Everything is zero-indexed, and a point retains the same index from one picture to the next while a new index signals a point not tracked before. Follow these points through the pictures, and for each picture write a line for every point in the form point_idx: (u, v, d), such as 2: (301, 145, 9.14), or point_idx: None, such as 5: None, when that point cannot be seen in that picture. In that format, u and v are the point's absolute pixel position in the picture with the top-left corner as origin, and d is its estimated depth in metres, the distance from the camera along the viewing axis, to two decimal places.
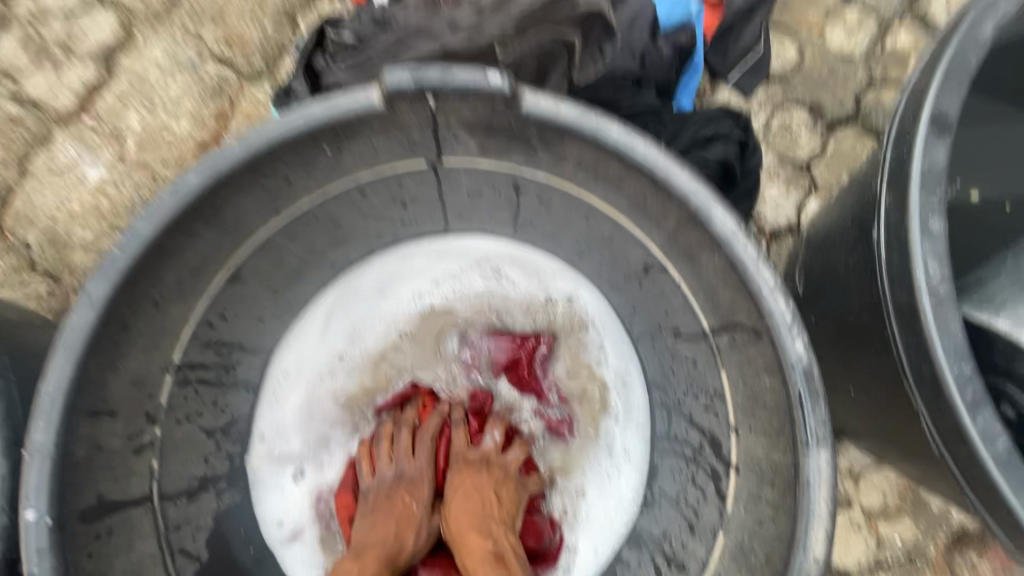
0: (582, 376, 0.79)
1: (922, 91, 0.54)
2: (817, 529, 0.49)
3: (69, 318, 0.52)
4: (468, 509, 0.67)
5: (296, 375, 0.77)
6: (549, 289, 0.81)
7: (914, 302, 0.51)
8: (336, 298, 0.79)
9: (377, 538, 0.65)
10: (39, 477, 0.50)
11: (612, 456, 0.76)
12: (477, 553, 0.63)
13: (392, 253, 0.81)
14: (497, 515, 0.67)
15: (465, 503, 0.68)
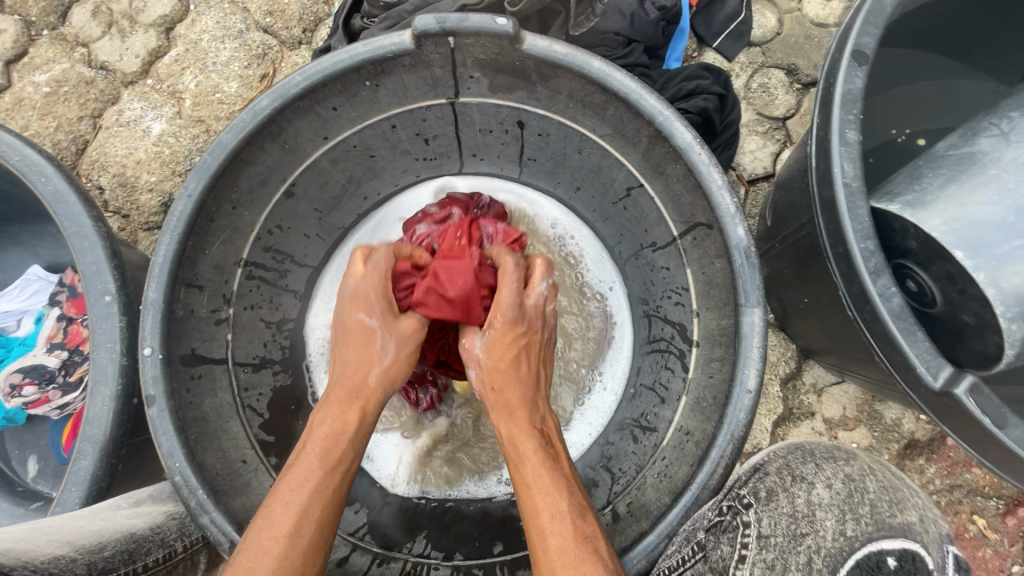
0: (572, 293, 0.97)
1: (848, 31, 0.67)
2: (750, 368, 0.62)
3: (173, 207, 0.67)
4: (513, 382, 0.72)
5: (333, 289, 0.96)
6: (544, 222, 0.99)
7: (834, 196, 0.64)
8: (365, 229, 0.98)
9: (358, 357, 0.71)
10: (153, 324, 0.65)
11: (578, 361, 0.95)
12: (524, 422, 0.68)
13: (411, 193, 1.00)
14: (538, 395, 0.72)
15: (503, 369, 0.72)
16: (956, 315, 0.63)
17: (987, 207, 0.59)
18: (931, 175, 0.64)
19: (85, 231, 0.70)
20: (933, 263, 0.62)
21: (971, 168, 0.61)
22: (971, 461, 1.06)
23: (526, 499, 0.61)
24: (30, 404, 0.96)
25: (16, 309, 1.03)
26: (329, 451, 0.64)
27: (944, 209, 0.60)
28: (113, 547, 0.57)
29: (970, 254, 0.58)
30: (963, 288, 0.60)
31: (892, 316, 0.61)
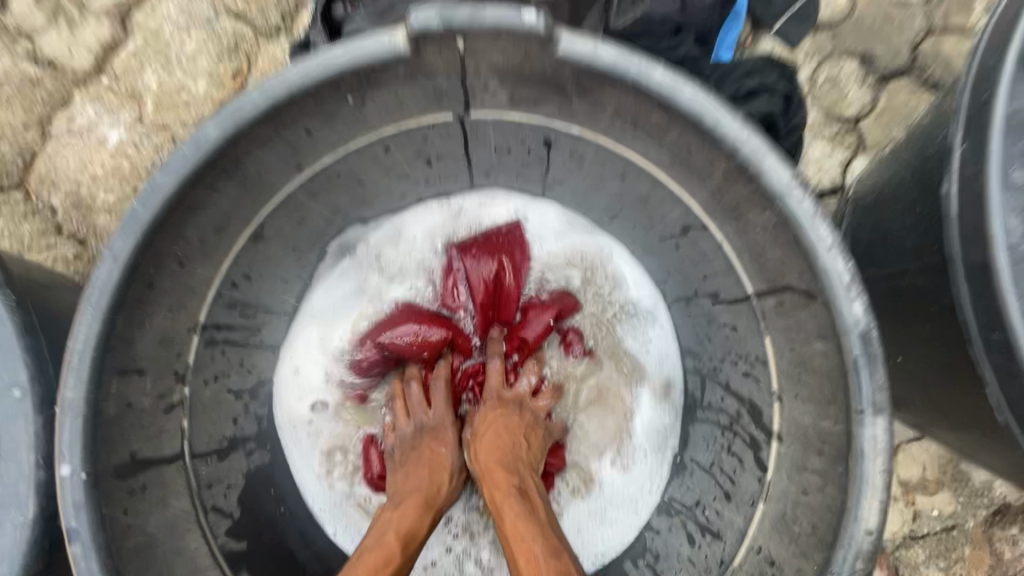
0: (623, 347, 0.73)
1: (1010, 26, 0.48)
2: (870, 499, 0.46)
3: (94, 273, 0.51)
4: (496, 446, 0.62)
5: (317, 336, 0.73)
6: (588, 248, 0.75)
7: (989, 261, 0.47)
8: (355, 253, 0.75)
9: (413, 487, 0.62)
10: (71, 434, 0.50)
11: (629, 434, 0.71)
12: (501, 487, 0.59)
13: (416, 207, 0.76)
14: (525, 458, 0.63)
15: (488, 436, 0.64)
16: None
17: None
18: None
19: None
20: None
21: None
22: None
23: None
24: None
25: None
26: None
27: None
28: None
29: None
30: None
31: None
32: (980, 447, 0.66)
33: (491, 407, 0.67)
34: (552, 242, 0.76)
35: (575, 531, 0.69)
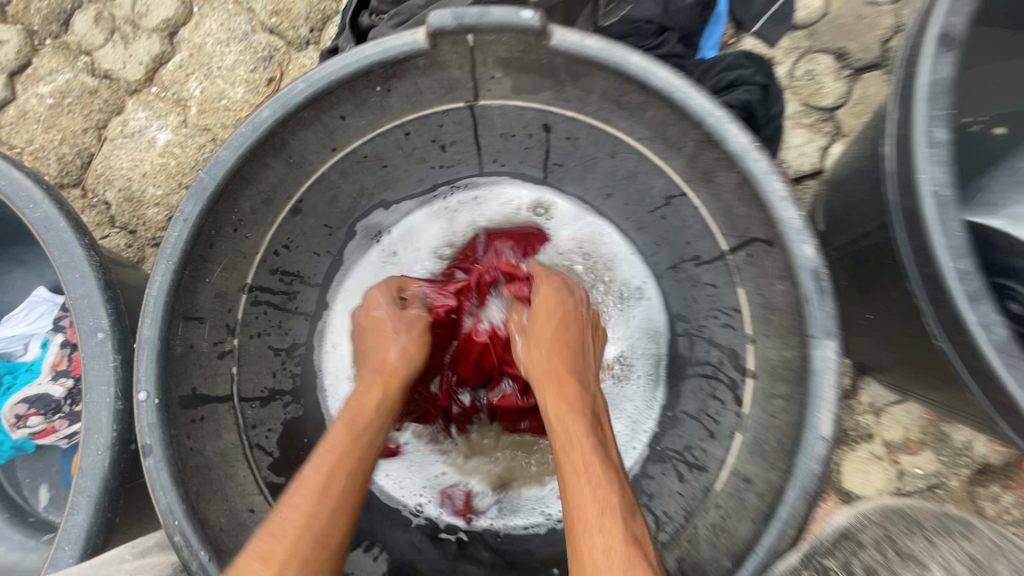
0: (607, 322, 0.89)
1: (931, 12, 0.57)
2: (824, 412, 0.53)
3: (168, 233, 0.61)
4: (557, 350, 0.73)
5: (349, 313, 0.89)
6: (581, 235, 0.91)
7: (920, 206, 0.55)
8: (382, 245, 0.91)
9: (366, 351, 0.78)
10: (148, 365, 0.60)
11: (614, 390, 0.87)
12: (567, 390, 0.69)
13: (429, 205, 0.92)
14: (587, 376, 0.73)
15: (550, 346, 0.73)
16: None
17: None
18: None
19: (74, 260, 0.64)
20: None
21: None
22: None
23: (568, 475, 0.62)
24: (36, 434, 0.92)
25: (23, 332, 1.00)
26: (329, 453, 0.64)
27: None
28: None
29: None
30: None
31: (995, 349, 0.52)
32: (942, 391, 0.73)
33: (551, 292, 0.78)
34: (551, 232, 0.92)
35: None
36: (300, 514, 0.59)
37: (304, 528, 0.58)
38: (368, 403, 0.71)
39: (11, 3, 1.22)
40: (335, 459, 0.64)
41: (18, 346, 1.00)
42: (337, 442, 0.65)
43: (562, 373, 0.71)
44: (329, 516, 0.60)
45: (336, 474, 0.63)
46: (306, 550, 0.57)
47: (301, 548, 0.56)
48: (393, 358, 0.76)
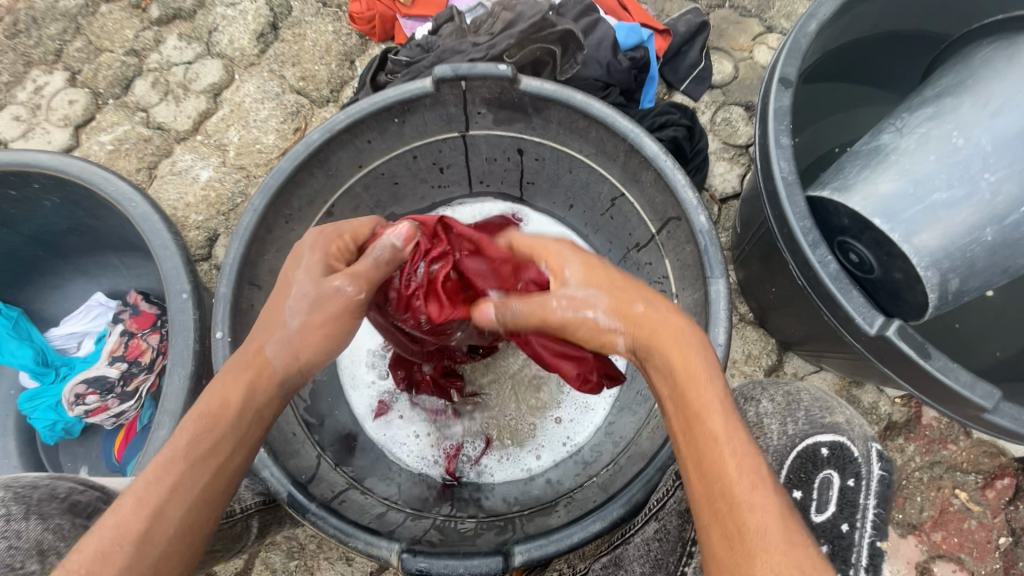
0: None
1: (776, 65, 0.86)
2: (719, 327, 0.75)
3: (241, 219, 0.83)
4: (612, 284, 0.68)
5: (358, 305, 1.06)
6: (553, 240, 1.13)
7: (775, 188, 0.80)
8: None
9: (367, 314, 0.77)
10: (224, 314, 0.79)
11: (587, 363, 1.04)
12: (652, 326, 0.64)
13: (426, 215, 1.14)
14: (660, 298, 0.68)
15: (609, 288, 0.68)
16: (889, 273, 0.81)
17: (893, 182, 0.78)
18: (849, 166, 0.84)
19: (166, 241, 0.86)
20: (863, 233, 0.81)
21: (877, 156, 0.82)
22: (947, 439, 1.15)
23: (705, 466, 0.55)
24: (90, 411, 1.08)
25: (80, 329, 1.17)
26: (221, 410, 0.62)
27: (860, 187, 0.80)
28: None
29: (886, 219, 0.77)
30: (888, 249, 0.78)
31: (830, 278, 0.75)
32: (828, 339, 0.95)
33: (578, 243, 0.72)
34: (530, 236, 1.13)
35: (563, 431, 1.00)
36: (194, 439, 0.59)
37: (207, 459, 0.59)
38: (273, 354, 0.67)
39: (83, 71, 1.49)
40: (236, 385, 0.64)
41: (74, 343, 1.18)
42: (235, 389, 0.63)
43: (678, 333, 0.63)
44: (224, 452, 0.60)
45: (232, 403, 0.62)
46: (195, 483, 0.57)
47: (194, 475, 0.58)
48: (306, 323, 0.69)
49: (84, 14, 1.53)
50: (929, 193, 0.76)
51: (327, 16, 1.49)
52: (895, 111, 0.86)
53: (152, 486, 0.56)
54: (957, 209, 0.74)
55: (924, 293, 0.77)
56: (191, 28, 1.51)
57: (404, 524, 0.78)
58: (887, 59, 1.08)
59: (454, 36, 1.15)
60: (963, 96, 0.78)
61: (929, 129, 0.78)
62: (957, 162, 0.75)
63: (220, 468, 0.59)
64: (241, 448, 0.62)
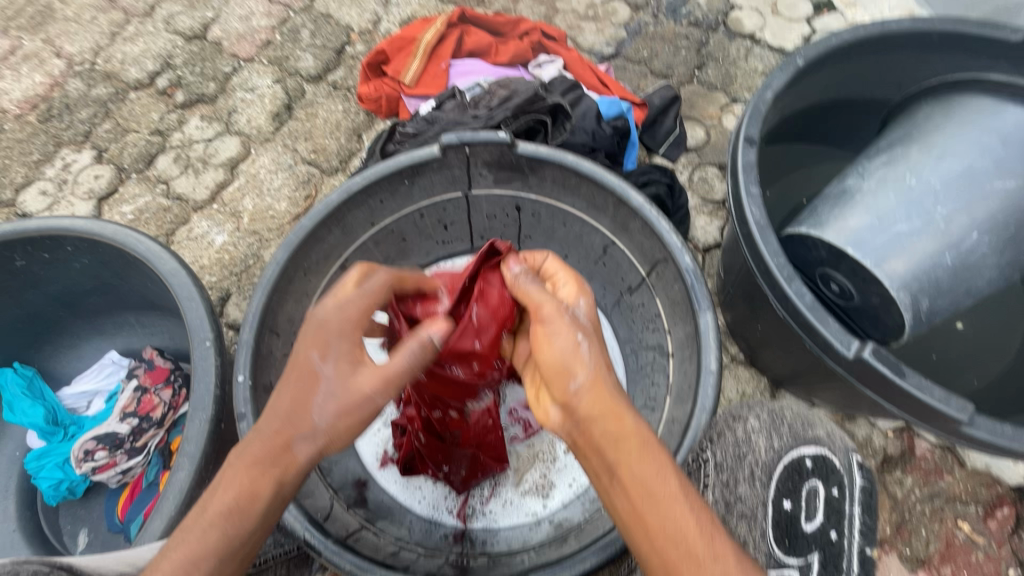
0: None
1: (740, 126, 0.98)
2: (710, 355, 0.81)
3: (265, 271, 0.91)
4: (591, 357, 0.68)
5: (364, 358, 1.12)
6: None
7: (749, 230, 0.90)
8: None
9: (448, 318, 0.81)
10: (246, 358, 0.86)
11: None
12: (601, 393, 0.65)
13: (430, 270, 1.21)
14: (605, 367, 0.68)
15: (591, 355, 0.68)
16: (868, 299, 0.89)
17: (861, 217, 0.88)
18: (821, 206, 0.94)
19: (192, 294, 0.93)
20: (840, 263, 0.89)
21: (844, 197, 0.92)
22: (943, 470, 1.17)
23: (671, 526, 0.56)
24: (97, 469, 1.08)
25: (92, 388, 1.20)
26: (242, 497, 0.61)
27: (833, 223, 0.89)
28: None
29: (858, 249, 0.86)
30: (863, 276, 0.87)
31: (807, 307, 0.83)
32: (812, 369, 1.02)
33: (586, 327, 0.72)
34: None
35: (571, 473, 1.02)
36: (216, 528, 0.60)
37: (226, 546, 0.59)
38: (301, 449, 0.64)
39: (109, 149, 1.61)
40: (262, 482, 0.62)
41: (84, 403, 1.20)
42: (256, 496, 0.61)
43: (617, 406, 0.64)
44: (243, 538, 0.61)
45: (259, 497, 0.62)
46: (215, 567, 0.59)
47: (214, 563, 0.59)
48: (334, 422, 0.66)
49: (115, 100, 1.68)
50: (893, 226, 0.85)
51: (337, 98, 1.66)
52: (856, 159, 0.98)
53: (170, 560, 0.58)
54: (920, 238, 0.84)
55: (901, 313, 0.85)
56: (212, 110, 1.66)
57: (417, 561, 0.83)
58: (844, 122, 1.23)
59: (456, 110, 1.29)
60: (911, 145, 0.91)
61: (886, 172, 0.90)
62: (914, 199, 0.86)
63: (238, 557, 0.60)
64: (260, 536, 0.63)
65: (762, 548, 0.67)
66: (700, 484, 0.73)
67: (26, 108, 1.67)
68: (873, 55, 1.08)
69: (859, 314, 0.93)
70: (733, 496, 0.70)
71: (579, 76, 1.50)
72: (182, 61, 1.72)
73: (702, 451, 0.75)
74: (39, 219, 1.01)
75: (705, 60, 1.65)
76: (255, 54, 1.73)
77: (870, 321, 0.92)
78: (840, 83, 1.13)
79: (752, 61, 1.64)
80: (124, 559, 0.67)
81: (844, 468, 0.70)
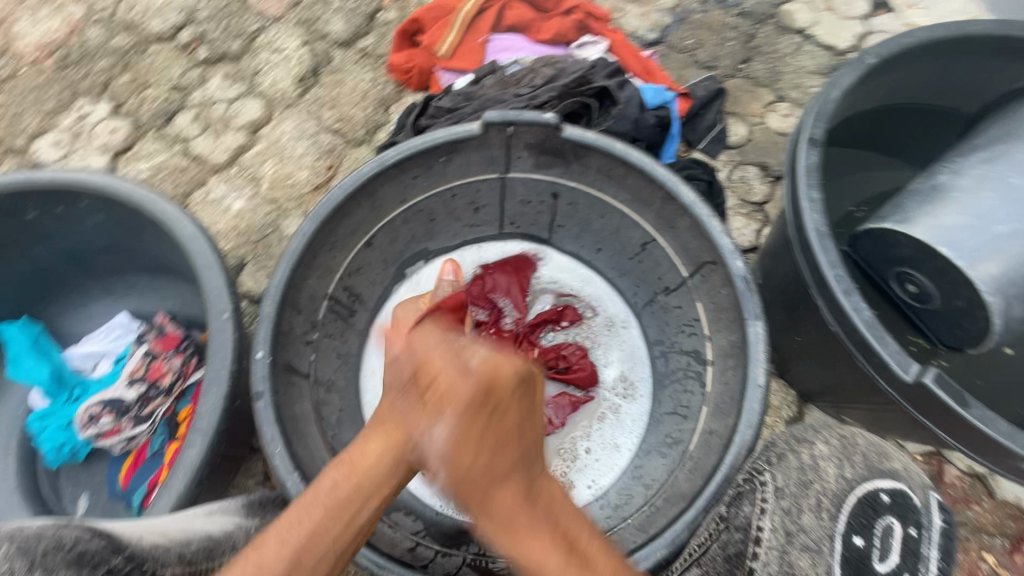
0: (597, 352, 1.12)
1: (803, 124, 0.92)
2: (758, 367, 0.78)
3: (289, 244, 0.86)
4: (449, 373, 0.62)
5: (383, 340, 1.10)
6: (575, 286, 1.16)
7: (807, 238, 0.85)
8: (406, 290, 1.13)
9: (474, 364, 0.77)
10: (266, 334, 0.82)
11: (612, 409, 1.07)
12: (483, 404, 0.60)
13: (454, 254, 1.17)
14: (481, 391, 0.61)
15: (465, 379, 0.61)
16: (950, 301, 0.89)
17: (957, 216, 0.86)
18: (907, 202, 0.92)
19: (211, 262, 0.88)
20: (926, 262, 0.88)
21: (937, 194, 0.90)
22: (972, 499, 1.13)
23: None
24: (102, 434, 1.05)
25: (99, 350, 1.15)
26: (356, 455, 0.58)
27: (923, 220, 0.88)
28: (198, 543, 0.63)
29: (953, 249, 0.84)
30: (952, 278, 0.85)
31: (865, 324, 0.79)
32: (847, 389, 0.99)
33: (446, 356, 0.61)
34: (553, 276, 1.17)
35: (587, 478, 1.01)
36: (338, 491, 0.55)
37: (341, 509, 0.54)
38: (404, 409, 0.60)
39: (127, 103, 1.55)
40: (388, 443, 0.58)
41: (90, 364, 1.16)
42: (366, 454, 0.57)
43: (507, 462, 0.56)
44: (354, 507, 0.55)
45: (385, 459, 0.57)
46: (327, 535, 0.53)
47: (329, 526, 0.53)
48: (431, 368, 0.62)
49: (135, 52, 1.61)
50: (992, 226, 0.83)
51: (366, 66, 1.58)
52: (948, 156, 0.96)
53: (290, 529, 0.52)
54: (1018, 242, 0.82)
55: (988, 318, 0.84)
56: (235, 69, 1.59)
57: (435, 560, 0.83)
58: (928, 130, 1.16)
59: (496, 86, 1.23)
60: (1014, 143, 0.88)
61: (984, 171, 0.88)
62: (1016, 200, 0.84)
63: (354, 522, 0.54)
64: (381, 505, 0.56)
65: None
66: (757, 509, 0.71)
67: (42, 54, 1.61)
68: (953, 59, 1.01)
69: (931, 315, 0.95)
70: (796, 526, 0.69)
71: (623, 61, 1.43)
72: (206, 16, 1.65)
73: (759, 475, 0.75)
74: (55, 171, 0.96)
75: (752, 54, 1.57)
76: (283, 13, 1.65)
77: (945, 325, 0.94)
78: (925, 83, 1.06)
79: (802, 58, 1.56)
80: (155, 529, 0.63)
81: (922, 506, 0.69)
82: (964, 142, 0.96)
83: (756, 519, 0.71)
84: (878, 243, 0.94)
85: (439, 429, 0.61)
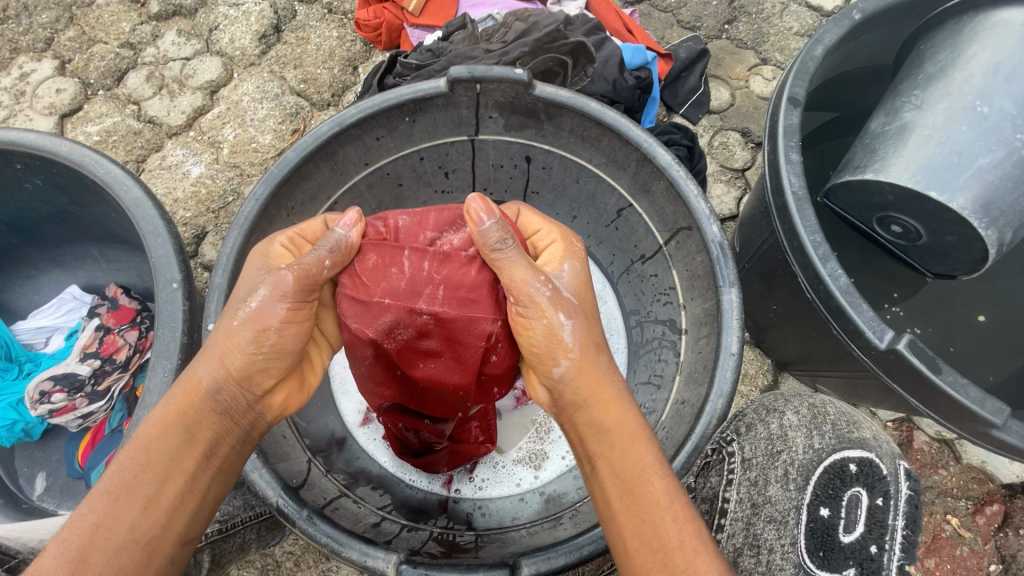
0: None
1: (785, 81, 0.88)
2: (731, 336, 0.76)
3: (242, 209, 0.81)
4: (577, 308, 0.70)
5: None
6: None
7: (785, 203, 0.82)
8: None
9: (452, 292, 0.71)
10: (216, 305, 0.77)
11: None
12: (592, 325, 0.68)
13: None
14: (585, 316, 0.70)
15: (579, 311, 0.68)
16: (940, 237, 0.88)
17: (934, 151, 0.83)
18: (880, 146, 0.89)
19: (158, 229, 0.82)
20: (912, 206, 0.86)
21: (904, 135, 0.87)
22: (938, 464, 1.14)
23: (645, 527, 0.58)
24: (55, 411, 1.00)
25: (49, 324, 1.11)
26: (139, 443, 0.61)
27: (899, 163, 0.85)
28: None
29: (940, 191, 0.81)
30: (940, 217, 0.84)
31: (841, 291, 0.77)
32: (821, 358, 0.98)
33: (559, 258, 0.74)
34: None
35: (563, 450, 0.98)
36: (123, 475, 0.59)
37: (125, 495, 0.59)
38: (199, 369, 0.63)
39: (73, 61, 1.44)
40: (166, 422, 0.62)
41: (42, 339, 1.11)
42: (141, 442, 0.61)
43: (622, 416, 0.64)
44: (146, 489, 0.59)
45: (164, 437, 0.62)
46: (120, 524, 0.58)
47: (116, 513, 0.58)
48: (232, 327, 0.64)
49: (80, 4, 1.49)
50: (975, 159, 0.81)
51: (331, 22, 1.49)
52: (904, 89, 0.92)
53: (74, 526, 0.57)
54: (1002, 171, 0.81)
55: (985, 248, 0.84)
56: (191, 25, 1.48)
57: (399, 535, 0.80)
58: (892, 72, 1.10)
59: (466, 43, 1.16)
60: (974, 71, 0.84)
61: (951, 102, 0.84)
62: (989, 130, 0.81)
63: (149, 510, 0.59)
64: (189, 480, 0.61)
65: (790, 557, 0.73)
66: (726, 482, 0.82)
67: None
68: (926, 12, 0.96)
69: (921, 249, 0.95)
70: (762, 500, 0.78)
71: (603, 19, 1.36)
72: None
73: (729, 445, 0.85)
74: None
75: (737, 14, 1.51)
76: None
77: (933, 256, 0.94)
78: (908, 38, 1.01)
79: (787, 19, 1.50)
80: None
81: (889, 476, 0.72)
82: (914, 71, 0.92)
83: (725, 490, 0.82)
84: (862, 197, 0.92)
85: (234, 396, 0.64)
